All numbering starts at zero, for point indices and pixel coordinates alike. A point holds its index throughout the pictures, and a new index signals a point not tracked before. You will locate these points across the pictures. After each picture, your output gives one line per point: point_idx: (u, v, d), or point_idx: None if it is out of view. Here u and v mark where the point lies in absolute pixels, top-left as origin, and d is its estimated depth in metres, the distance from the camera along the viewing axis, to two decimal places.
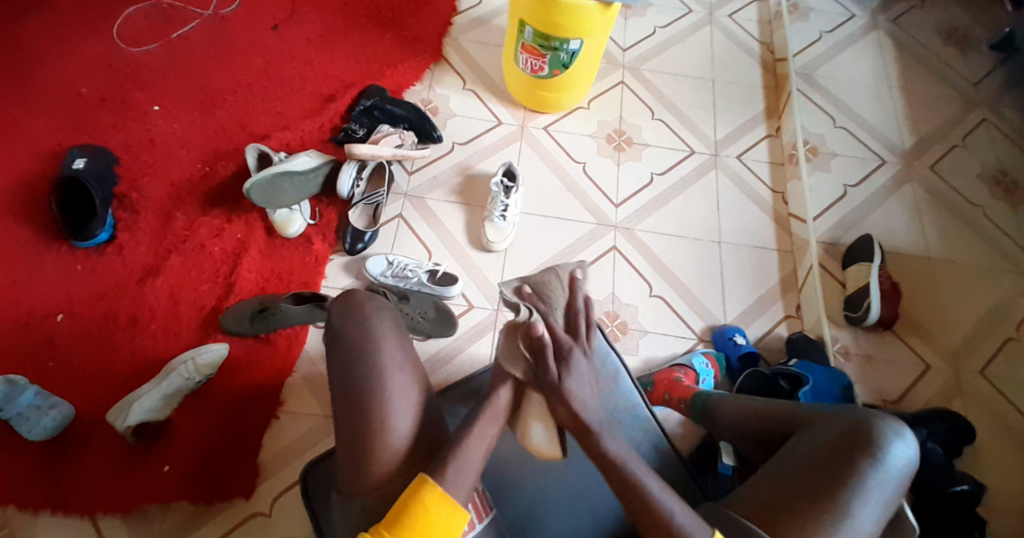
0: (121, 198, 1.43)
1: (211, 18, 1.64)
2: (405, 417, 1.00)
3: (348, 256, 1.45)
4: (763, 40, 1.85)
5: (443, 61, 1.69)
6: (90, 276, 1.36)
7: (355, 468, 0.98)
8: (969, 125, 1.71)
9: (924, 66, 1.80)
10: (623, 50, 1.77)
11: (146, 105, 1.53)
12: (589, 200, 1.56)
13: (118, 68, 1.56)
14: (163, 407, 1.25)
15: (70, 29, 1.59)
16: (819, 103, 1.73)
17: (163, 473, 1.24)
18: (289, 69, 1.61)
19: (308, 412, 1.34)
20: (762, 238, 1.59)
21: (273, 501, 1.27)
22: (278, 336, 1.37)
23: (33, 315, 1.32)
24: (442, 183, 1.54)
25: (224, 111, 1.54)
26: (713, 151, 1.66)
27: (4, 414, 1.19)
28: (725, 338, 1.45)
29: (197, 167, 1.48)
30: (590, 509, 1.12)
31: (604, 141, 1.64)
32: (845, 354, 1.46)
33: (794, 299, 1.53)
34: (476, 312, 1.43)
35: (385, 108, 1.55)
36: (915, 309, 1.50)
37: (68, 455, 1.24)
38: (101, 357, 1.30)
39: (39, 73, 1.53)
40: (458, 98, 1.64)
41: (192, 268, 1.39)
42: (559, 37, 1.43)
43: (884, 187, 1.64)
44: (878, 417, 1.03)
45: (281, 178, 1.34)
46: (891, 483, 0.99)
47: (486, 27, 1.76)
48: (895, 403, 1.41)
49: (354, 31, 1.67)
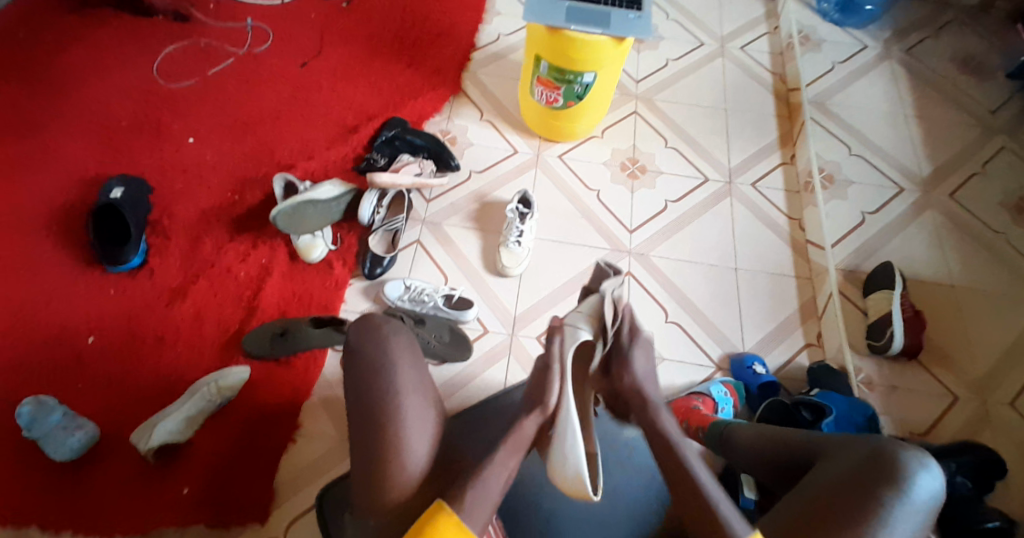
0: (153, 224, 1.49)
1: (243, 55, 1.74)
2: (419, 438, 1.01)
3: (366, 280, 1.49)
4: (775, 70, 1.87)
5: (462, 94, 1.75)
6: (121, 299, 1.42)
7: (369, 487, 0.99)
8: (987, 152, 1.70)
9: (939, 95, 1.81)
10: (636, 82, 1.81)
11: (180, 137, 1.61)
12: (604, 227, 1.58)
13: (155, 103, 1.65)
14: (185, 428, 1.28)
15: (113, 66, 1.69)
16: (833, 131, 1.75)
17: (180, 494, 1.26)
18: (315, 103, 1.68)
19: (325, 435, 1.36)
20: (779, 264, 1.58)
21: (288, 525, 1.27)
22: (297, 359, 1.40)
23: (66, 336, 1.38)
24: (459, 210, 1.58)
25: (253, 142, 1.61)
26: (728, 179, 1.68)
27: (33, 434, 1.24)
28: (743, 367, 1.43)
29: (226, 195, 1.54)
30: None
31: (619, 169, 1.67)
32: (869, 384, 1.43)
33: (814, 327, 1.52)
34: (491, 336, 1.44)
35: (405, 138, 1.60)
36: (940, 338, 1.47)
37: (92, 473, 1.27)
38: (128, 377, 1.35)
39: (82, 108, 1.62)
40: (476, 129, 1.70)
41: (218, 291, 1.44)
42: (573, 71, 1.48)
43: (902, 214, 1.63)
44: (900, 446, 1.01)
45: (304, 206, 1.40)
46: (915, 516, 0.96)
47: (504, 61, 1.82)
48: (924, 436, 1.38)
49: (377, 66, 1.74)
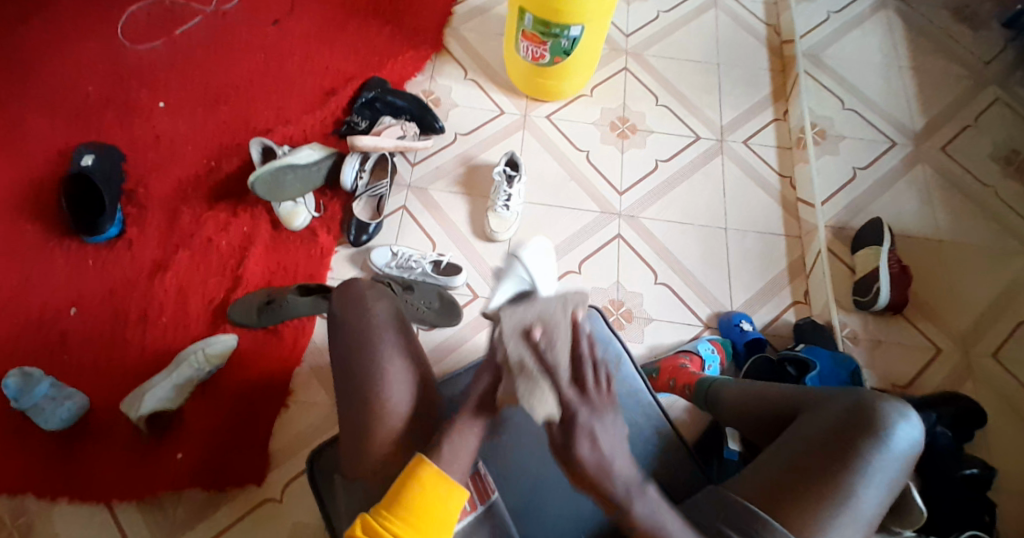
0: (129, 195, 1.45)
1: (213, 15, 1.66)
2: (402, 395, 0.99)
3: (353, 248, 1.46)
4: (768, 22, 1.82)
5: (445, 51, 1.69)
6: (101, 272, 1.39)
7: (355, 452, 0.98)
8: (980, 104, 1.67)
9: (934, 45, 1.76)
10: (626, 36, 1.75)
11: (152, 103, 1.55)
12: (593, 189, 1.55)
13: (124, 67, 1.58)
14: (175, 396, 1.27)
15: (78, 29, 1.61)
16: (826, 85, 1.71)
17: (177, 461, 1.26)
18: (291, 64, 1.62)
19: (316, 401, 1.35)
20: (768, 224, 1.57)
21: (284, 487, 1.29)
22: (285, 328, 1.38)
23: (48, 310, 1.35)
24: (445, 174, 1.54)
25: (227, 107, 1.56)
26: (718, 136, 1.65)
27: (21, 405, 1.22)
28: (731, 325, 1.43)
29: (202, 163, 1.50)
30: (592, 491, 1.07)
31: (608, 129, 1.63)
32: (854, 338, 1.45)
33: (802, 285, 1.52)
34: (480, 302, 1.43)
35: (386, 99, 1.55)
36: (923, 292, 1.48)
37: (83, 446, 1.26)
38: (113, 351, 1.33)
39: (47, 74, 1.55)
40: (461, 89, 1.64)
41: (200, 262, 1.41)
42: (558, 24, 1.42)
43: (893, 169, 1.61)
44: (881, 398, 1.02)
45: (284, 170, 1.36)
46: (893, 464, 0.98)
47: (487, 16, 1.75)
48: (905, 388, 1.40)
49: (355, 23, 1.67)
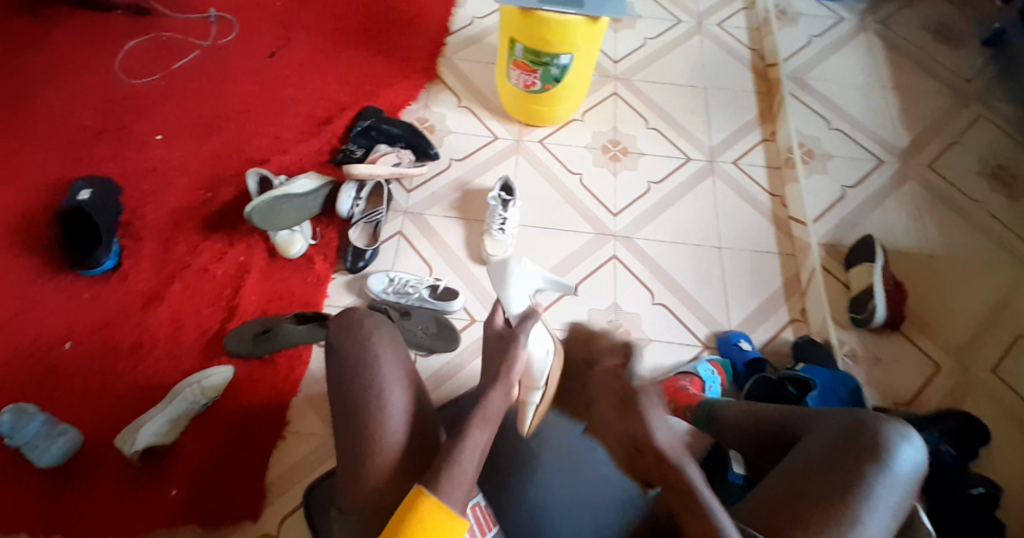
0: (125, 227, 1.45)
1: (209, 49, 1.69)
2: (399, 422, 0.98)
3: (349, 275, 1.46)
4: (753, 46, 1.87)
5: (438, 80, 1.72)
6: (96, 304, 1.38)
7: (351, 482, 0.97)
8: (963, 121, 1.71)
9: (915, 65, 1.81)
10: (615, 63, 1.79)
11: (148, 135, 1.56)
12: (587, 212, 1.57)
13: (121, 101, 1.60)
14: (169, 431, 1.25)
15: (75, 65, 1.63)
16: (812, 106, 1.74)
17: (169, 498, 1.24)
18: (286, 95, 1.64)
19: (314, 433, 1.34)
20: (762, 242, 1.58)
21: (281, 521, 1.26)
22: (281, 356, 1.38)
23: (41, 343, 1.34)
24: (440, 199, 1.56)
25: (223, 138, 1.57)
26: (709, 158, 1.67)
27: (14, 442, 1.20)
28: (730, 345, 1.43)
29: (198, 193, 1.51)
30: (592, 518, 1.09)
31: (600, 152, 1.65)
32: (853, 356, 1.45)
33: (798, 304, 1.52)
34: (477, 326, 1.43)
35: (382, 127, 1.56)
36: (920, 306, 1.49)
37: (75, 481, 1.24)
38: (107, 383, 1.31)
39: (44, 109, 1.57)
40: (454, 116, 1.67)
41: (196, 292, 1.41)
42: (549, 53, 1.45)
43: (882, 186, 1.64)
44: (883, 420, 1.01)
45: (280, 201, 1.37)
46: (899, 487, 0.97)
47: (479, 45, 1.79)
48: (907, 405, 1.39)
49: (350, 55, 1.70)
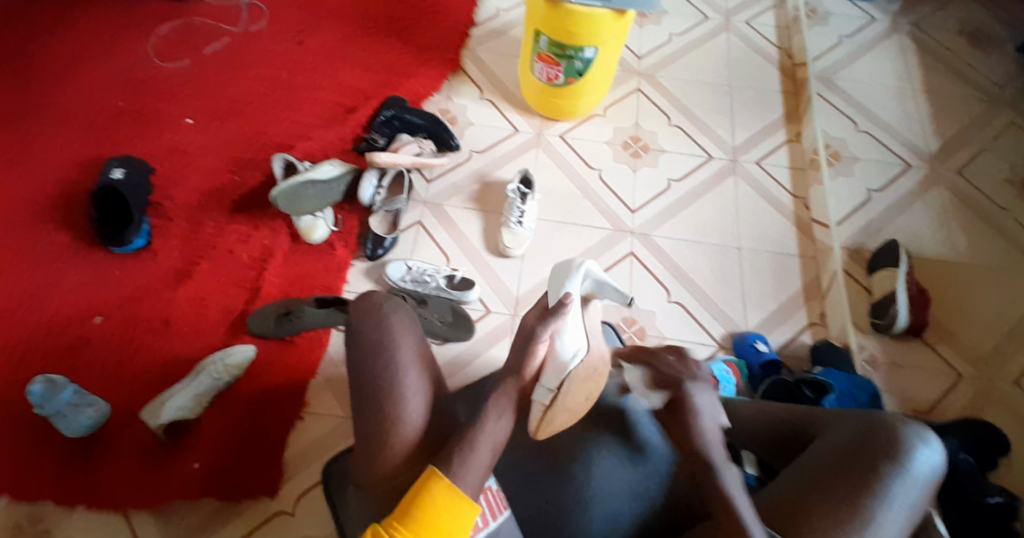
0: (155, 207, 1.50)
1: (240, 36, 1.72)
2: (418, 409, 0.98)
3: (368, 262, 1.49)
4: (780, 44, 1.84)
5: (462, 72, 1.74)
6: (125, 281, 1.43)
7: (369, 461, 0.98)
8: (995, 127, 1.68)
9: (947, 68, 1.77)
10: (639, 58, 1.79)
11: (180, 119, 1.60)
12: (606, 208, 1.57)
13: (154, 85, 1.64)
14: (194, 406, 1.30)
15: (110, 49, 1.68)
16: (838, 107, 1.72)
17: (191, 470, 1.28)
18: (313, 83, 1.67)
19: (331, 414, 1.38)
20: (781, 244, 1.57)
21: (298, 498, 1.30)
22: (301, 339, 1.42)
23: (73, 318, 1.39)
24: (461, 190, 1.58)
25: (251, 124, 1.61)
26: (731, 157, 1.66)
27: (45, 411, 1.25)
28: (747, 346, 1.43)
29: (225, 177, 1.55)
30: (606, 510, 1.07)
31: (621, 147, 1.65)
32: (873, 362, 1.43)
33: (817, 306, 1.51)
34: (493, 317, 1.45)
35: (404, 117, 1.59)
36: (945, 314, 1.47)
37: (101, 451, 1.29)
38: (135, 358, 1.36)
39: (81, 91, 1.62)
40: (476, 108, 1.68)
41: (220, 274, 1.45)
42: (573, 46, 1.45)
43: (909, 191, 1.61)
44: (902, 421, 1.01)
45: (304, 186, 1.39)
46: (916, 489, 0.96)
47: (504, 38, 1.80)
48: (927, 413, 1.37)
49: (376, 45, 1.73)
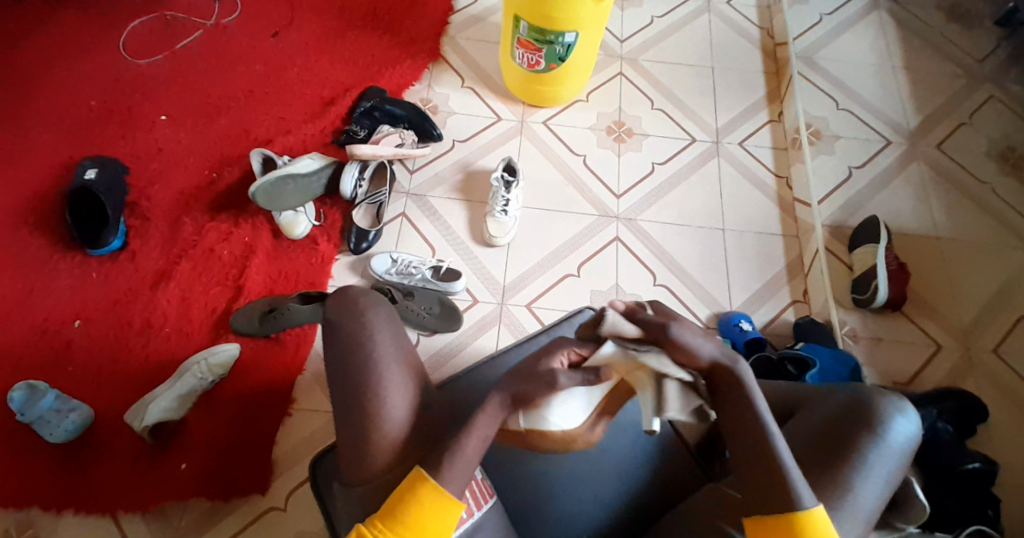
0: (132, 206, 1.47)
1: (214, 29, 1.68)
2: (399, 404, 0.98)
3: (353, 256, 1.47)
4: (762, 25, 1.84)
5: (442, 60, 1.71)
6: (105, 283, 1.40)
7: (352, 458, 0.97)
8: (974, 102, 1.69)
9: (926, 44, 1.78)
10: (621, 41, 1.77)
11: (154, 116, 1.57)
12: (591, 194, 1.57)
13: (126, 81, 1.60)
14: (179, 406, 1.27)
15: (80, 45, 1.63)
16: (820, 87, 1.72)
17: (180, 471, 1.27)
18: (291, 75, 1.64)
19: (318, 410, 1.36)
20: (766, 224, 1.58)
21: (289, 495, 1.29)
22: (287, 336, 1.40)
23: (52, 322, 1.36)
24: (444, 180, 1.56)
25: (228, 118, 1.58)
26: (714, 139, 1.66)
27: (26, 418, 1.21)
28: (731, 325, 1.43)
29: (204, 174, 1.52)
30: (595, 491, 1.07)
31: (604, 132, 1.64)
32: (854, 336, 1.45)
33: (800, 285, 1.52)
34: (480, 307, 1.44)
35: (385, 108, 1.57)
36: (924, 287, 1.48)
37: (87, 456, 1.27)
38: (118, 361, 1.34)
39: (51, 89, 1.58)
40: (457, 97, 1.66)
41: (203, 273, 1.43)
42: (554, 31, 1.44)
43: (889, 166, 1.62)
44: (879, 393, 1.01)
45: (284, 180, 1.37)
46: (894, 459, 0.97)
47: (484, 25, 1.77)
48: (907, 385, 1.39)
49: (354, 35, 1.69)
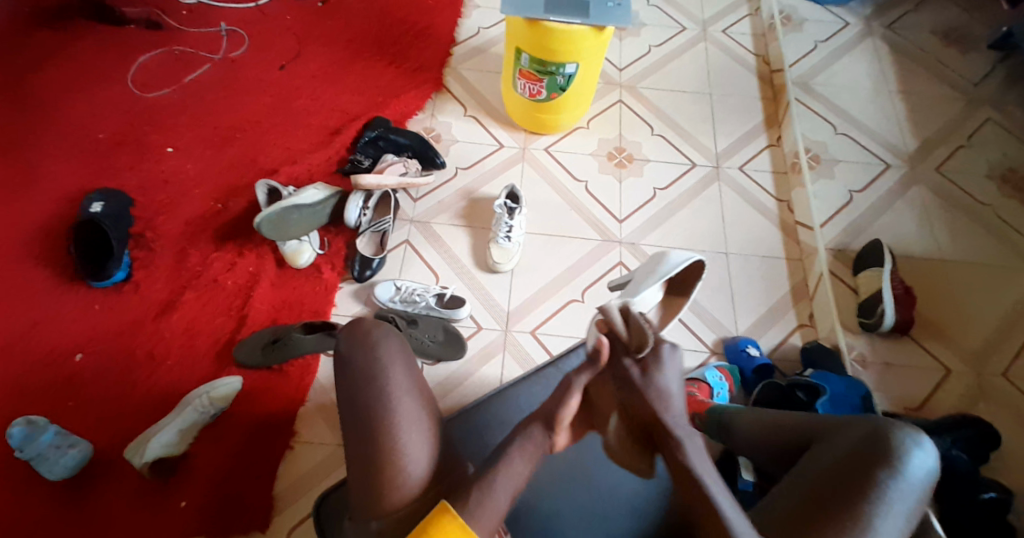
0: (137, 237, 1.47)
1: (220, 62, 1.71)
2: (416, 440, 0.96)
3: (357, 283, 1.47)
4: (758, 52, 1.87)
5: (445, 90, 1.73)
6: (108, 314, 1.40)
7: (367, 496, 0.94)
8: (972, 125, 1.70)
9: (921, 69, 1.80)
10: (620, 70, 1.80)
11: (160, 147, 1.58)
12: (595, 220, 1.57)
13: (133, 114, 1.62)
14: (179, 442, 1.26)
15: (88, 79, 1.66)
16: (818, 111, 1.74)
17: (181, 509, 1.24)
18: (296, 106, 1.66)
19: (321, 442, 1.34)
20: (770, 248, 1.58)
21: (291, 531, 1.26)
22: (291, 367, 1.39)
23: (54, 354, 1.35)
24: (447, 207, 1.57)
25: (234, 149, 1.59)
26: (715, 164, 1.67)
27: (25, 455, 1.20)
28: (738, 351, 1.42)
29: (209, 204, 1.52)
30: (607, 531, 1.02)
31: (606, 159, 1.66)
32: (863, 362, 1.43)
33: (806, 308, 1.52)
34: (485, 333, 1.43)
35: (388, 137, 1.58)
36: (931, 311, 1.48)
37: (86, 493, 1.25)
38: (120, 394, 1.33)
39: (58, 122, 1.59)
40: (460, 125, 1.68)
41: (207, 302, 1.42)
42: (555, 62, 1.46)
43: (891, 190, 1.63)
44: (896, 425, 1.00)
45: (290, 210, 1.38)
46: (915, 493, 0.95)
47: (486, 55, 1.80)
48: (918, 411, 1.38)
49: (358, 66, 1.72)
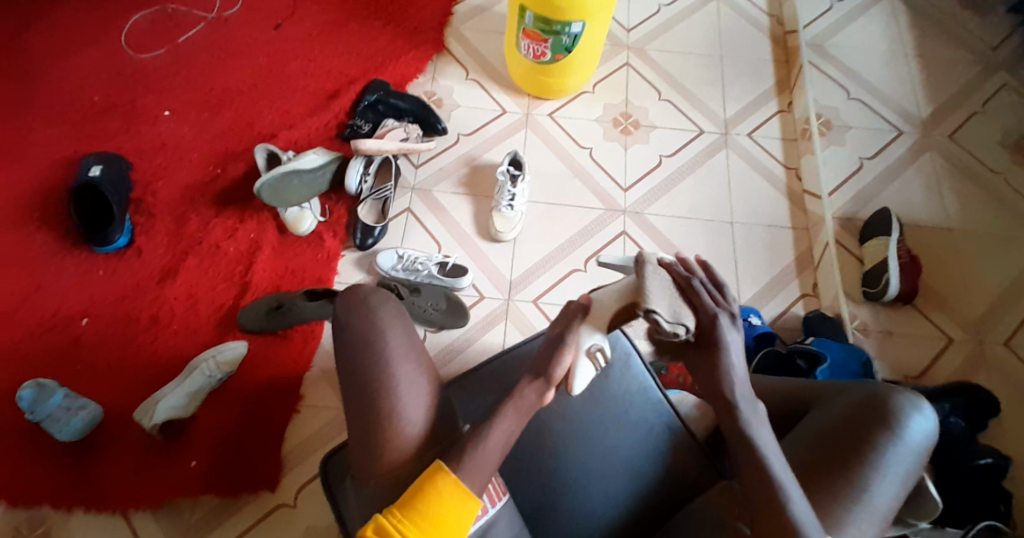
0: (137, 203, 1.46)
1: (214, 21, 1.66)
2: (415, 409, 0.96)
3: (359, 251, 1.47)
4: (771, 12, 1.81)
5: (446, 51, 1.69)
6: (111, 279, 1.40)
7: (363, 461, 0.96)
8: (988, 90, 1.65)
9: (939, 30, 1.74)
10: (628, 31, 1.75)
11: (157, 110, 1.56)
12: (598, 187, 1.55)
13: (128, 75, 1.59)
14: (187, 405, 1.27)
15: (80, 39, 1.62)
16: (831, 75, 1.70)
17: (190, 468, 1.27)
18: (294, 68, 1.62)
19: (325, 406, 1.36)
20: (775, 216, 1.56)
21: (298, 491, 1.30)
22: (295, 332, 1.40)
23: (60, 319, 1.36)
24: (449, 174, 1.55)
25: (231, 112, 1.56)
26: (723, 130, 1.64)
27: (36, 416, 1.21)
28: (740, 319, 1.42)
29: (208, 169, 1.51)
30: (602, 495, 1.06)
31: (611, 125, 1.63)
32: (865, 330, 1.43)
33: (810, 278, 1.51)
34: (487, 302, 1.43)
35: (389, 101, 1.55)
36: (936, 281, 1.47)
37: (98, 453, 1.28)
38: (126, 357, 1.34)
39: (52, 84, 1.56)
40: (462, 89, 1.64)
41: (209, 268, 1.42)
42: (559, 21, 1.41)
43: (901, 156, 1.60)
44: (895, 390, 1.00)
45: (288, 176, 1.36)
46: (910, 456, 0.96)
47: (488, 14, 1.75)
48: (918, 379, 1.39)
49: (356, 26, 1.68)
